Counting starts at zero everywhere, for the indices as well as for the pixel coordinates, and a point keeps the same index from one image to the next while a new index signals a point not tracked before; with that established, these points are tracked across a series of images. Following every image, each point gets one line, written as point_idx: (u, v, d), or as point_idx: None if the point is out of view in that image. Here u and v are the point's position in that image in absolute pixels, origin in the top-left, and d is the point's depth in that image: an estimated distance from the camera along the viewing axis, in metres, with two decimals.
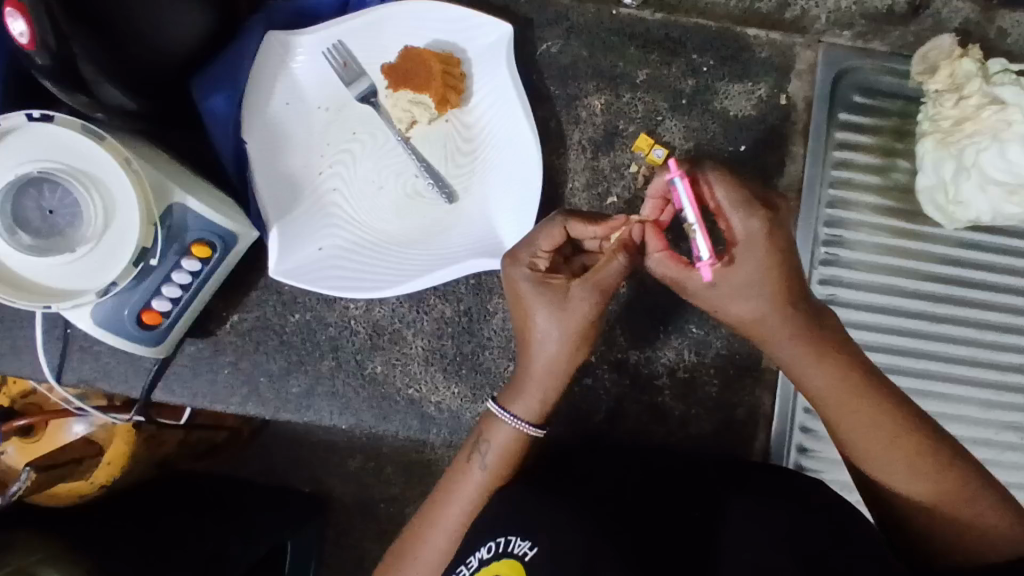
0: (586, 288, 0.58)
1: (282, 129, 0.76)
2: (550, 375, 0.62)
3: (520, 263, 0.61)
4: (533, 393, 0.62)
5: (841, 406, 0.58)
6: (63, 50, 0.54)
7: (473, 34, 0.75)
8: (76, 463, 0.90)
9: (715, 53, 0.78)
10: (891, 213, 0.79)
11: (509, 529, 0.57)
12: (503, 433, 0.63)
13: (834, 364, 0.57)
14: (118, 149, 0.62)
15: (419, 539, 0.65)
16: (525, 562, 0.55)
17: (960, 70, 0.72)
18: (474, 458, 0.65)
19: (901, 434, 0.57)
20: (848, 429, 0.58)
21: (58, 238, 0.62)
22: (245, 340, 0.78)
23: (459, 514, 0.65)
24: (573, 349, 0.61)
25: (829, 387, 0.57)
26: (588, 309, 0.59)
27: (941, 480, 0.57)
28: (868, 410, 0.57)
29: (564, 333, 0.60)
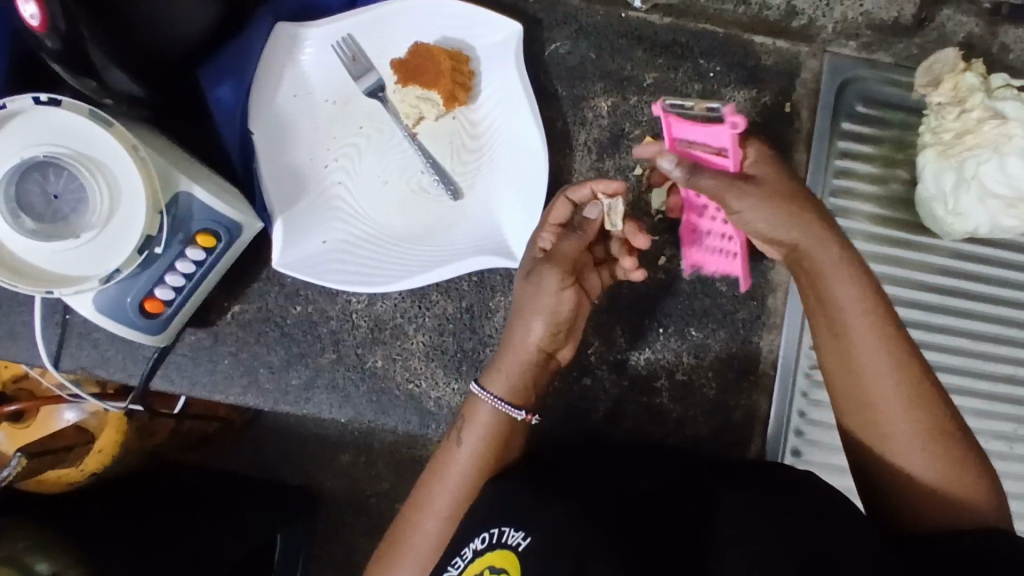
0: (541, 265, 0.65)
1: (289, 122, 0.76)
2: (514, 353, 0.66)
3: (532, 242, 0.68)
4: (507, 371, 0.66)
5: (866, 342, 0.57)
6: (75, 35, 0.54)
7: (482, 33, 0.75)
8: (65, 451, 0.89)
9: (722, 59, 0.79)
10: (890, 224, 0.80)
11: (503, 521, 0.58)
12: (483, 412, 0.66)
13: (869, 298, 0.57)
14: (125, 136, 0.61)
15: (413, 525, 0.66)
16: (518, 550, 0.55)
17: (964, 83, 0.73)
18: (456, 439, 0.67)
19: (914, 377, 0.58)
20: (865, 367, 0.58)
21: (62, 223, 0.62)
22: (246, 331, 0.78)
23: (447, 496, 0.66)
24: (534, 329, 0.65)
25: (849, 305, 0.57)
26: (547, 284, 0.64)
27: (935, 431, 0.57)
28: (888, 350, 0.57)
29: (526, 311, 0.65)
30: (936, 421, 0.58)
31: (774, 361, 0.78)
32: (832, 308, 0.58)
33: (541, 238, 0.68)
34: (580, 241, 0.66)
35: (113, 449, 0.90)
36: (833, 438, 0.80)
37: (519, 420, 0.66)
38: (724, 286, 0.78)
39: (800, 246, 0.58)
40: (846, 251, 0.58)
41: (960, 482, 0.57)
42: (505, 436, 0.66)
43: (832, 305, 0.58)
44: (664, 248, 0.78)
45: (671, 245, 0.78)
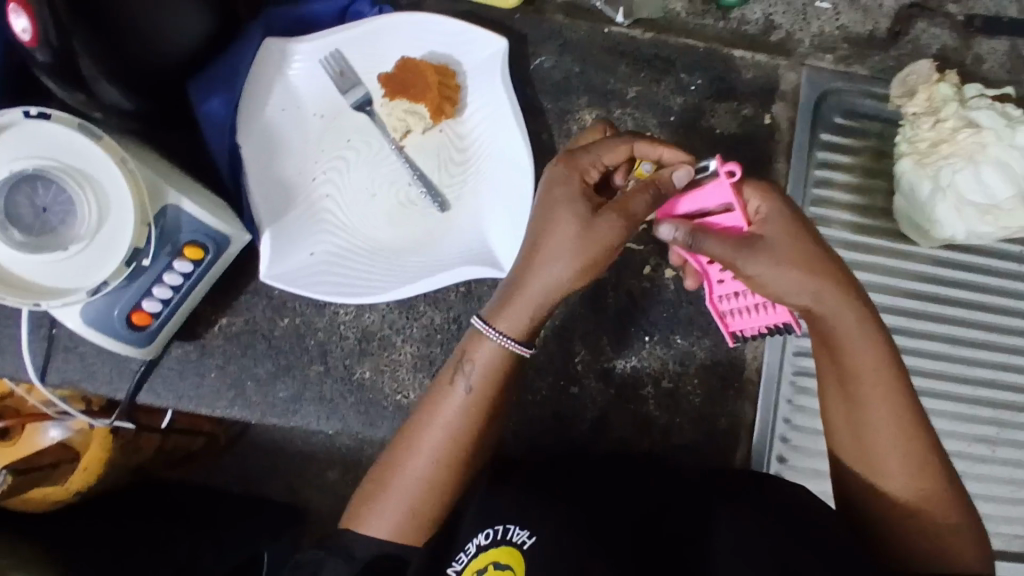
0: (610, 211, 0.57)
1: (278, 135, 0.77)
2: (538, 293, 0.59)
3: (574, 168, 0.60)
4: (517, 313, 0.59)
5: (870, 391, 0.58)
6: (65, 47, 0.54)
7: (469, 48, 0.77)
8: (52, 467, 0.91)
9: (703, 73, 0.80)
10: (869, 232, 0.82)
11: (507, 519, 0.60)
12: (485, 348, 0.61)
13: (878, 354, 0.57)
14: (114, 147, 0.62)
15: (400, 465, 0.62)
16: (523, 549, 0.58)
17: (938, 94, 0.75)
18: (458, 380, 0.62)
19: (914, 428, 0.58)
20: (867, 412, 0.58)
21: (51, 236, 0.62)
22: (234, 344, 0.78)
23: (441, 440, 0.62)
24: (566, 270, 0.57)
25: (862, 366, 0.57)
26: (608, 234, 0.57)
27: (927, 486, 0.59)
28: (894, 401, 0.58)
29: (565, 247, 0.57)
30: (930, 472, 0.59)
31: (759, 368, 0.79)
32: (841, 358, 0.58)
33: (586, 167, 0.60)
34: (657, 203, 0.58)
35: (96, 467, 0.89)
36: (819, 444, 0.80)
37: (524, 356, 0.62)
38: None
39: (811, 304, 0.56)
40: (864, 316, 0.57)
41: (945, 534, 0.59)
42: (508, 374, 0.62)
43: (841, 354, 0.58)
44: (649, 257, 0.79)
45: (656, 255, 0.79)
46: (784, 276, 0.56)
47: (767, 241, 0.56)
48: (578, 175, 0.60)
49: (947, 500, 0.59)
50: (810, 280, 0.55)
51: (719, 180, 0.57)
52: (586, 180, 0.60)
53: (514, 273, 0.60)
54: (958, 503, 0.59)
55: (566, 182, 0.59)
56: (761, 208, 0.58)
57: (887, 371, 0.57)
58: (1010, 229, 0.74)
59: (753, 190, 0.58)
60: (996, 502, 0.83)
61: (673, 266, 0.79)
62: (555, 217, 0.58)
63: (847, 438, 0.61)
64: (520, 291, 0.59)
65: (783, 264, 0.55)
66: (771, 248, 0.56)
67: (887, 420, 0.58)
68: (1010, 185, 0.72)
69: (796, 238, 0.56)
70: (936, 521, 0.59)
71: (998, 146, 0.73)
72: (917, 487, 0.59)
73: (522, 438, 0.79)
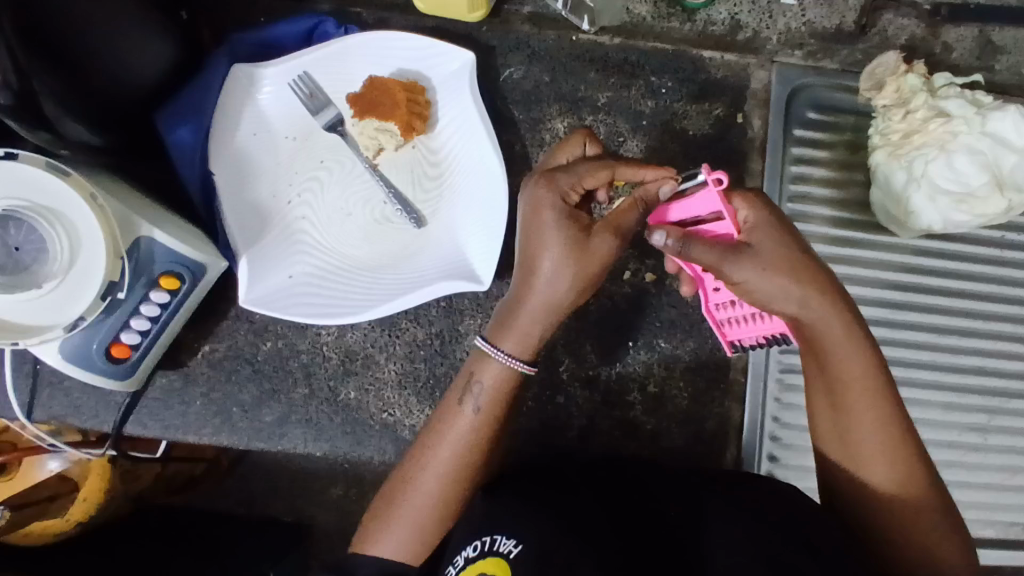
0: (608, 236, 0.59)
1: (251, 160, 0.77)
2: (541, 315, 0.61)
3: (555, 188, 0.60)
4: (519, 329, 0.61)
5: (857, 399, 0.58)
6: (25, 87, 0.53)
7: (436, 62, 0.77)
8: (50, 500, 0.90)
9: (672, 75, 0.80)
10: (849, 226, 0.81)
11: (496, 529, 0.58)
12: (495, 369, 0.62)
13: (866, 363, 0.57)
14: (82, 184, 0.62)
15: (409, 483, 0.63)
16: (510, 559, 0.55)
17: (907, 85, 0.76)
18: (467, 401, 0.63)
19: (901, 436, 0.58)
20: (855, 419, 0.58)
21: (25, 274, 0.62)
22: (217, 370, 0.78)
23: (449, 456, 0.63)
24: (573, 291, 0.60)
25: (848, 371, 0.57)
26: (606, 254, 0.59)
27: (914, 490, 0.58)
28: (881, 408, 0.58)
29: (570, 276, 0.59)
30: (916, 481, 0.58)
31: (744, 367, 0.79)
32: (828, 366, 0.58)
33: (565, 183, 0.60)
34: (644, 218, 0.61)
35: (97, 496, 0.89)
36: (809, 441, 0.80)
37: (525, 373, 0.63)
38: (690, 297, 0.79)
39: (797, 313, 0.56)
40: (850, 323, 0.56)
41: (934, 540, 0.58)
42: (514, 390, 0.63)
43: (829, 363, 0.58)
44: (628, 262, 0.79)
45: (634, 259, 0.79)
46: (770, 283, 0.55)
47: (754, 248, 0.56)
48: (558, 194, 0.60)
49: (934, 507, 0.58)
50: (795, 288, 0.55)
51: (708, 190, 0.57)
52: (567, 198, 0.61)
53: (516, 289, 0.62)
54: (945, 511, 0.59)
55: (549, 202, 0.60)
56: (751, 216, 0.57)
57: (873, 375, 0.57)
58: (986, 216, 0.74)
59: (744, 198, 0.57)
60: (990, 489, 0.82)
61: (653, 270, 0.79)
62: (545, 235, 0.59)
63: (835, 445, 0.61)
64: (523, 311, 0.61)
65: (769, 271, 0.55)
66: (757, 256, 0.55)
67: (874, 427, 0.58)
68: (983, 171, 0.72)
69: (785, 246, 0.56)
70: (925, 526, 0.58)
71: (969, 135, 0.72)
72: (904, 491, 0.58)
73: (511, 449, 0.79)
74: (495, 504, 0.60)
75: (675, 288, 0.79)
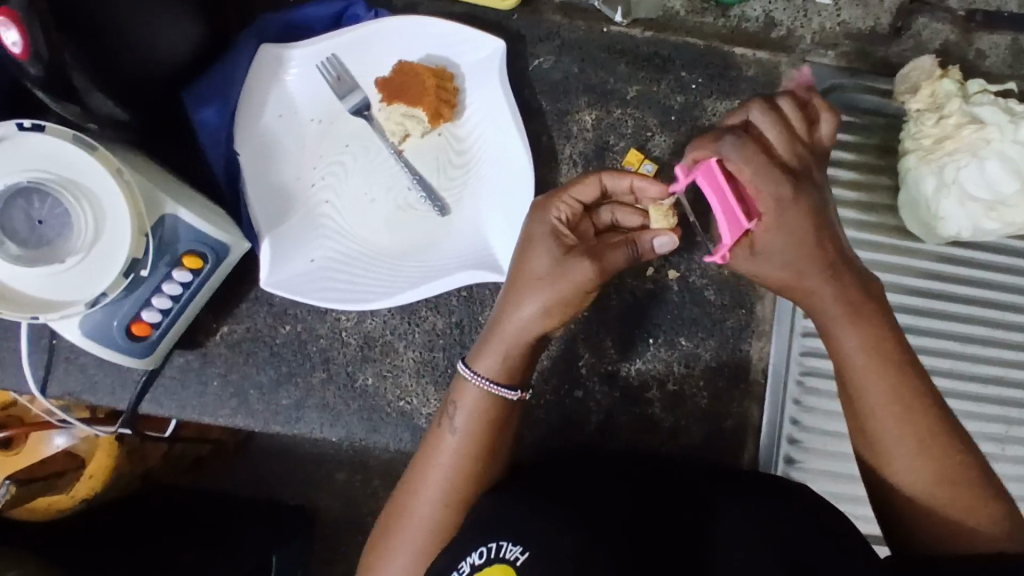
0: (584, 259, 0.61)
1: (275, 140, 0.77)
2: (511, 335, 0.63)
3: (544, 211, 0.65)
4: (493, 351, 0.63)
5: (870, 376, 0.57)
6: (57, 58, 0.53)
7: (467, 49, 0.76)
8: (58, 476, 0.90)
9: (703, 71, 0.79)
10: (877, 230, 0.80)
11: (501, 535, 0.55)
12: (472, 394, 0.63)
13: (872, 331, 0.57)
14: (109, 159, 0.61)
15: (404, 511, 0.64)
16: (518, 566, 0.52)
17: (941, 89, 0.75)
18: (445, 423, 0.64)
19: (918, 413, 0.57)
20: (869, 396, 0.57)
21: (47, 248, 0.62)
22: (235, 352, 0.77)
23: (441, 483, 0.63)
24: (536, 315, 0.62)
25: (860, 348, 0.57)
26: (578, 277, 0.60)
27: (948, 466, 0.57)
28: (897, 384, 0.57)
29: (539, 292, 0.61)
30: (949, 458, 0.57)
31: (764, 368, 0.78)
32: (833, 347, 0.59)
33: (556, 208, 0.65)
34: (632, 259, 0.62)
35: (104, 474, 0.88)
36: (827, 444, 0.80)
37: (513, 400, 0.64)
38: (713, 295, 0.78)
39: (798, 279, 0.58)
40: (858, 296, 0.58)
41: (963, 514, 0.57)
42: (500, 414, 0.64)
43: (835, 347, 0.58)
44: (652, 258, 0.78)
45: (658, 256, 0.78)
46: (782, 242, 0.57)
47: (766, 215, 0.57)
48: (548, 218, 0.65)
49: (963, 478, 0.57)
50: (792, 249, 0.57)
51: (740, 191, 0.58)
52: (557, 223, 0.64)
53: (502, 302, 0.64)
54: (981, 484, 0.57)
55: (545, 225, 0.64)
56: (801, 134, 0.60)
57: (888, 349, 0.57)
58: (1015, 225, 0.73)
59: (807, 135, 0.60)
60: None
61: (676, 267, 0.78)
62: (533, 247, 0.63)
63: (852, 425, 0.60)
64: (499, 327, 0.63)
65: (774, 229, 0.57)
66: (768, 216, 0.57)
67: (890, 407, 0.57)
68: (1015, 179, 0.72)
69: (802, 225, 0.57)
70: (965, 494, 0.56)
71: (1003, 143, 0.72)
72: (939, 468, 0.57)
73: (528, 442, 0.78)
74: (516, 500, 0.59)
75: (698, 286, 0.78)
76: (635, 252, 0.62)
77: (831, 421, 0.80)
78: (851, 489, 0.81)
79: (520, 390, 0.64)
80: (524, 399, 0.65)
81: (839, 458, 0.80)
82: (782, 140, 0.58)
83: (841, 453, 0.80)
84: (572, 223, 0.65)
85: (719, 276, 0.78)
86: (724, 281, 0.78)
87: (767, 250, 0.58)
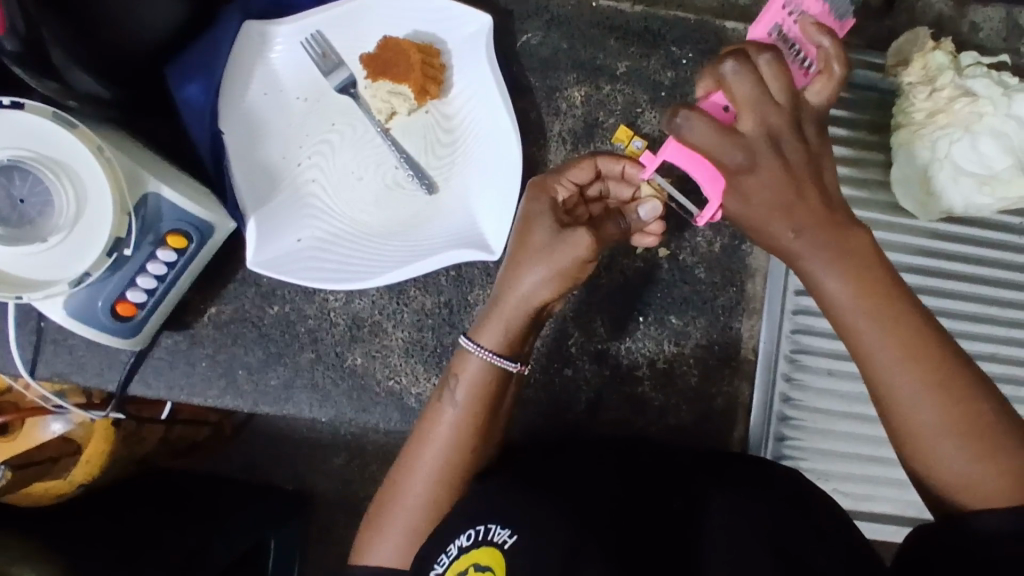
0: (581, 228, 0.59)
1: (260, 119, 0.76)
2: (515, 304, 0.61)
3: (543, 188, 0.63)
4: (497, 324, 0.62)
5: (857, 316, 0.52)
6: (34, 36, 0.52)
7: (454, 25, 0.75)
8: (52, 462, 0.89)
9: (694, 46, 0.78)
10: (869, 206, 0.80)
11: (489, 518, 0.53)
12: (473, 365, 0.62)
13: (857, 269, 0.52)
14: (89, 136, 0.61)
15: (399, 488, 0.63)
16: (506, 550, 0.51)
17: (933, 62, 0.74)
18: (445, 399, 0.63)
19: (912, 350, 0.51)
20: (858, 339, 0.52)
21: (30, 227, 0.61)
22: (223, 332, 0.77)
23: (436, 460, 0.62)
24: (543, 286, 0.60)
25: (844, 289, 0.52)
26: (576, 247, 0.59)
27: (952, 407, 0.51)
28: (886, 323, 0.52)
29: (540, 263, 0.60)
30: (952, 399, 0.51)
31: (755, 347, 0.78)
32: (817, 289, 0.53)
33: (555, 187, 0.64)
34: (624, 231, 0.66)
35: (100, 458, 0.88)
36: (818, 423, 0.80)
37: (512, 372, 0.63)
38: (703, 273, 0.78)
39: (782, 221, 0.52)
40: (837, 231, 0.52)
41: (969, 467, 0.51)
42: (496, 391, 0.63)
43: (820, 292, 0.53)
44: None
45: None
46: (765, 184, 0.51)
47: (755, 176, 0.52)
48: (546, 194, 0.63)
49: (969, 416, 0.51)
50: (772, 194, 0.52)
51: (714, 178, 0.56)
52: (556, 200, 0.63)
53: (503, 277, 0.62)
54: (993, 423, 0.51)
55: (542, 206, 0.62)
56: (780, 96, 0.51)
57: (877, 283, 0.52)
58: (1009, 200, 0.73)
59: (788, 98, 0.51)
60: None
61: (667, 245, 0.78)
62: (534, 220, 0.62)
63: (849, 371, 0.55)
64: (501, 301, 0.62)
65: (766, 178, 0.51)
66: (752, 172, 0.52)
67: (881, 345, 0.52)
68: (1007, 155, 0.71)
69: (789, 162, 0.51)
70: (976, 433, 0.51)
71: (994, 116, 0.72)
72: (943, 408, 0.51)
73: (517, 422, 0.78)
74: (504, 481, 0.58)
75: (688, 264, 0.78)
76: (625, 224, 0.66)
77: (822, 399, 0.80)
78: (841, 467, 0.81)
79: (519, 361, 0.63)
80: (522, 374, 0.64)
81: (829, 436, 0.80)
82: (752, 106, 0.51)
83: (831, 431, 0.80)
84: (567, 205, 0.64)
85: (710, 254, 0.78)
86: (714, 258, 0.78)
87: (741, 210, 0.54)
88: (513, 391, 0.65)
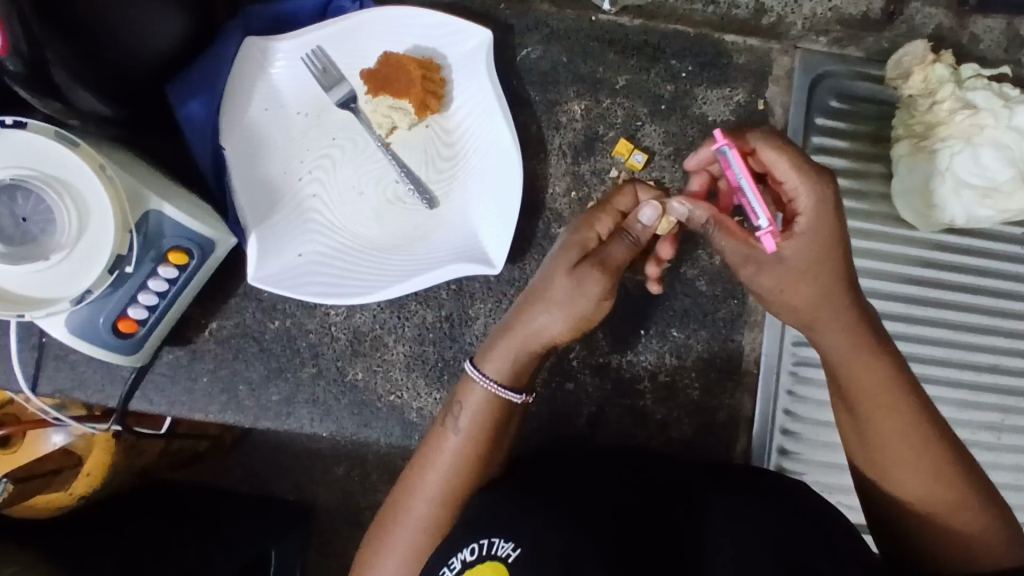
0: (594, 266, 0.59)
1: (261, 135, 0.76)
2: (523, 342, 0.61)
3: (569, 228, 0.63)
4: (502, 359, 0.62)
5: (874, 403, 0.58)
6: (38, 56, 0.52)
7: (454, 40, 0.75)
8: (54, 474, 0.88)
9: (693, 59, 0.79)
10: (870, 217, 0.80)
11: (492, 532, 0.53)
12: (476, 394, 0.63)
13: (871, 358, 0.58)
14: (92, 154, 0.61)
15: (402, 509, 0.63)
16: (509, 563, 0.51)
17: (934, 75, 0.74)
18: (448, 423, 0.63)
19: (920, 437, 0.58)
20: (874, 422, 0.58)
21: (32, 246, 0.61)
22: (224, 347, 0.77)
23: (438, 482, 0.62)
24: (554, 327, 0.60)
25: (862, 374, 0.58)
26: (592, 289, 0.59)
27: (949, 485, 0.58)
28: (898, 411, 0.58)
29: (552, 303, 0.60)
30: (949, 481, 0.58)
31: (757, 359, 0.78)
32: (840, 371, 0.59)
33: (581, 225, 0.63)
34: (633, 247, 0.61)
35: (101, 471, 0.89)
36: (820, 435, 0.80)
37: (517, 403, 0.63)
38: (704, 286, 0.78)
39: (816, 311, 0.58)
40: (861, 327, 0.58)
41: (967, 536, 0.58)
42: (502, 417, 0.63)
43: (846, 380, 0.59)
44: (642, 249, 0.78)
45: None
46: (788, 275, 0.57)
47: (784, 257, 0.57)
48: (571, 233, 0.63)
49: (961, 497, 0.58)
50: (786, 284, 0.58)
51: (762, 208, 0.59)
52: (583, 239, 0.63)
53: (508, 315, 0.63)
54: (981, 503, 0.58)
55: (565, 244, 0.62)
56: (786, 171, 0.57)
57: (895, 376, 0.58)
58: (1010, 212, 0.73)
59: (793, 174, 0.57)
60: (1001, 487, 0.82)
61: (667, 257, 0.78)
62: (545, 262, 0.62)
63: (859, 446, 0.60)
64: (507, 333, 0.62)
65: (802, 267, 0.57)
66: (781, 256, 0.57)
67: (894, 428, 0.58)
68: (1010, 166, 0.71)
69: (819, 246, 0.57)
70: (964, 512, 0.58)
71: (996, 129, 0.72)
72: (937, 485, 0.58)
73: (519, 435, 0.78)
74: (507, 495, 0.58)
75: (690, 277, 0.78)
76: (632, 239, 0.61)
77: (824, 412, 0.80)
78: (845, 480, 0.80)
79: (524, 392, 0.63)
80: (528, 404, 0.64)
81: (832, 449, 0.80)
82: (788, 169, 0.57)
83: (833, 443, 0.80)
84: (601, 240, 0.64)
85: (711, 267, 0.78)
86: (716, 271, 0.78)
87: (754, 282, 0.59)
88: (517, 422, 0.65)
